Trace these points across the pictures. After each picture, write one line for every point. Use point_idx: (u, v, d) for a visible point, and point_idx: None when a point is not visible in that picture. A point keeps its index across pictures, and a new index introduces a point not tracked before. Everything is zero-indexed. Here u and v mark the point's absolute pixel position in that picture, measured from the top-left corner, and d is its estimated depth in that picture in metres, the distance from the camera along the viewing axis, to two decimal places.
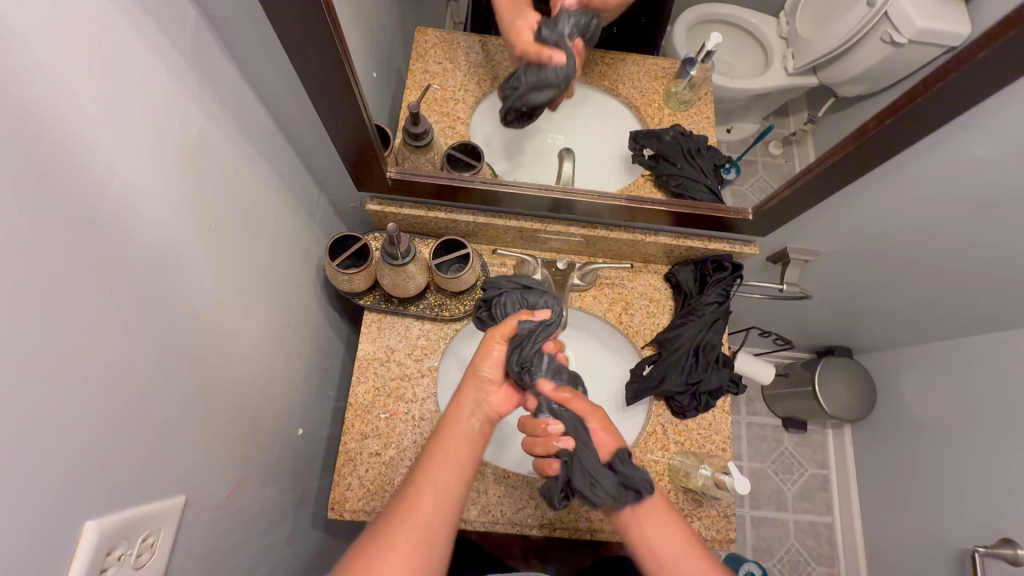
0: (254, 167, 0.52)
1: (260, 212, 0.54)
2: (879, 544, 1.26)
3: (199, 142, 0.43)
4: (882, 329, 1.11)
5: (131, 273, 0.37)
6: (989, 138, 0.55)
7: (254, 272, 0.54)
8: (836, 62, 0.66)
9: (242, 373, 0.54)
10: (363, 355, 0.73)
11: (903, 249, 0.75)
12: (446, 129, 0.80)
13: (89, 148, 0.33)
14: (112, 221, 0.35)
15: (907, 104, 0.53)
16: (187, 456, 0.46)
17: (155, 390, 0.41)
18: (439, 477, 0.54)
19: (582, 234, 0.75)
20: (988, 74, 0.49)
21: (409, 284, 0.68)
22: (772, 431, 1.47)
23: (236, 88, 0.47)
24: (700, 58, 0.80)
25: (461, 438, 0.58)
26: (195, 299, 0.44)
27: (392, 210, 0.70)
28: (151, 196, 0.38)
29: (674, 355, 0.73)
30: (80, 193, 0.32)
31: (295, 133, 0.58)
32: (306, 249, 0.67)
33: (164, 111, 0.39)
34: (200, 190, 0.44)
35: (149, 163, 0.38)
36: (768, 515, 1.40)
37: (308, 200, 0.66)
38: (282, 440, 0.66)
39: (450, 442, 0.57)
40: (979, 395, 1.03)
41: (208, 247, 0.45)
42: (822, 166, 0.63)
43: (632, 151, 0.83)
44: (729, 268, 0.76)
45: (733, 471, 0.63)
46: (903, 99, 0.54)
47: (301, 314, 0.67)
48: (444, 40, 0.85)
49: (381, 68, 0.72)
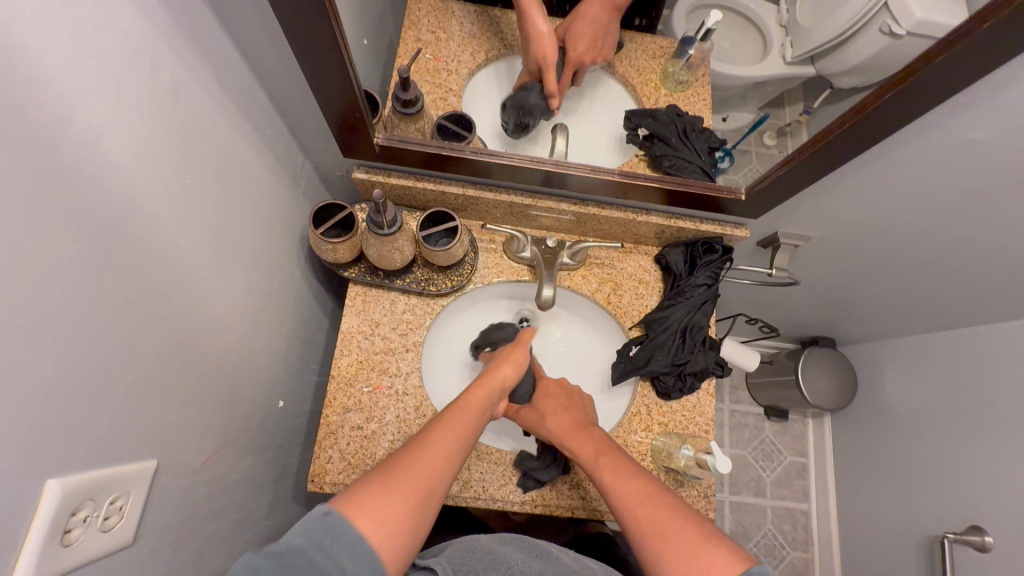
0: (233, 123, 0.50)
1: (239, 171, 0.52)
2: (852, 530, 1.29)
3: (173, 89, 0.41)
4: (864, 320, 1.12)
5: (96, 224, 0.36)
6: (983, 123, 0.54)
7: (233, 234, 0.52)
8: (835, 51, 0.64)
9: (219, 339, 0.52)
10: (347, 328, 0.72)
11: (891, 239, 0.75)
12: (438, 100, 0.78)
13: (46, 85, 0.31)
14: (77, 165, 0.33)
15: (909, 77, 0.52)
16: (157, 421, 0.44)
17: (122, 347, 0.39)
18: (456, 439, 0.53)
19: (573, 211, 0.74)
20: (984, 57, 0.48)
21: (395, 256, 0.66)
22: (754, 419, 1.49)
23: (213, 39, 0.45)
24: (699, 37, 0.77)
25: (481, 411, 0.59)
26: (167, 254, 0.43)
27: (379, 180, 0.69)
28: (120, 142, 0.36)
29: (661, 337, 0.73)
30: (40, 129, 0.31)
31: (278, 92, 0.55)
32: (289, 216, 0.65)
33: (133, 53, 0.36)
34: (174, 141, 0.42)
35: (118, 107, 0.36)
36: (747, 500, 1.43)
37: (291, 164, 0.64)
38: (262, 411, 0.64)
39: (470, 411, 0.58)
40: (953, 388, 1.05)
41: (183, 204, 0.44)
42: (826, 137, 0.61)
43: (627, 130, 0.81)
44: (719, 250, 0.75)
45: (714, 450, 0.63)
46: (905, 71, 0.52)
47: (283, 283, 0.66)
48: (437, 9, 0.82)
49: (372, 34, 0.70)
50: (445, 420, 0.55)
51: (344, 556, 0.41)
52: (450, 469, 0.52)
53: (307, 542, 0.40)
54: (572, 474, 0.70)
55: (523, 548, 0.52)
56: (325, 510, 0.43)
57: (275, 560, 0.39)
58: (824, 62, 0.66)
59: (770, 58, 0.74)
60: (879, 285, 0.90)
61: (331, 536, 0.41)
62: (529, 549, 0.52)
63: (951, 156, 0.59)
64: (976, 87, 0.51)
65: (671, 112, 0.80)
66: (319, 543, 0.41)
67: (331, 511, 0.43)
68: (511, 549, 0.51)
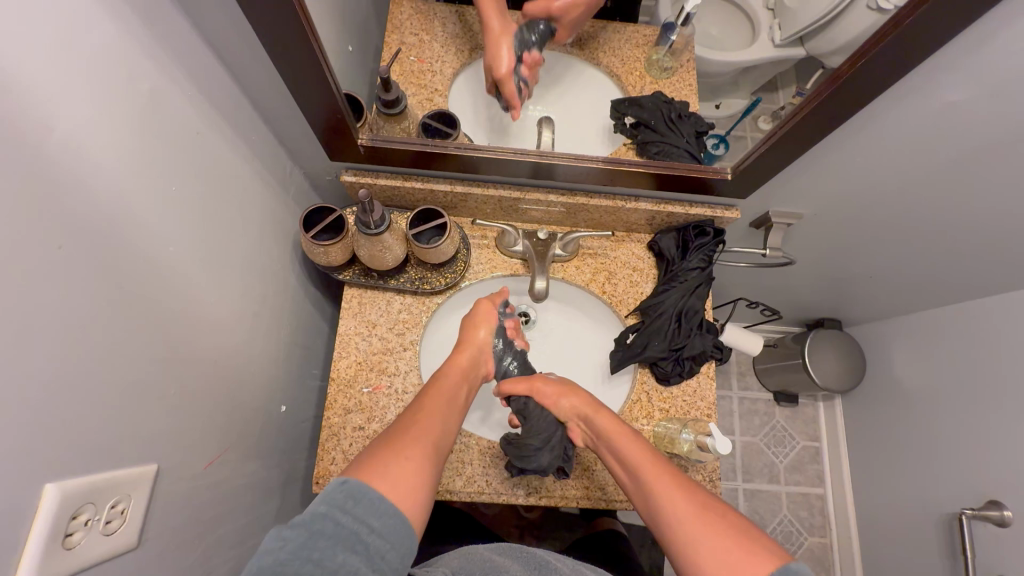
0: (217, 130, 0.50)
1: (224, 179, 0.52)
2: (870, 512, 1.27)
3: (154, 98, 0.41)
4: (867, 297, 1.11)
5: (80, 229, 0.36)
6: (960, 84, 0.54)
7: (222, 241, 0.53)
8: (828, 28, 0.60)
9: (215, 346, 0.53)
10: (345, 331, 0.72)
11: (884, 212, 0.75)
12: (423, 101, 0.79)
13: (24, 93, 0.31)
14: (59, 175, 0.34)
15: (876, 45, 0.51)
16: (155, 427, 0.45)
17: (114, 353, 0.40)
18: (450, 402, 0.60)
19: (562, 202, 0.74)
20: (961, 21, 0.47)
21: (387, 255, 0.67)
22: (764, 405, 1.48)
23: (194, 49, 0.45)
24: (679, 22, 0.78)
25: (461, 374, 0.64)
26: (156, 262, 0.44)
27: (368, 181, 0.70)
28: (101, 151, 0.37)
29: (656, 322, 0.73)
30: (22, 139, 0.31)
31: (262, 100, 0.56)
32: (280, 222, 0.65)
33: (112, 64, 0.37)
34: (157, 149, 0.42)
35: (98, 116, 0.37)
36: (761, 488, 1.41)
37: (280, 171, 0.64)
38: (264, 416, 0.65)
39: (450, 380, 0.63)
40: (962, 362, 1.04)
41: (169, 211, 0.45)
42: (800, 114, 0.60)
43: (614, 121, 0.83)
44: (711, 233, 0.75)
45: (713, 432, 0.62)
46: (873, 39, 0.51)
47: (278, 288, 0.66)
48: (419, 11, 0.83)
49: (356, 40, 0.71)
50: (436, 387, 0.61)
51: (370, 517, 0.43)
52: (440, 434, 0.55)
53: (331, 508, 0.43)
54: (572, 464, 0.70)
55: (521, 560, 0.53)
56: (343, 479, 0.45)
57: (303, 528, 0.41)
58: (813, 43, 0.64)
59: (759, 42, 0.71)
60: (878, 260, 0.90)
61: (355, 501, 0.43)
62: (528, 562, 0.52)
63: (935, 124, 0.59)
64: (950, 49, 0.51)
65: (657, 98, 0.81)
66: (344, 510, 0.43)
67: (348, 480, 0.45)
68: (514, 565, 0.51)
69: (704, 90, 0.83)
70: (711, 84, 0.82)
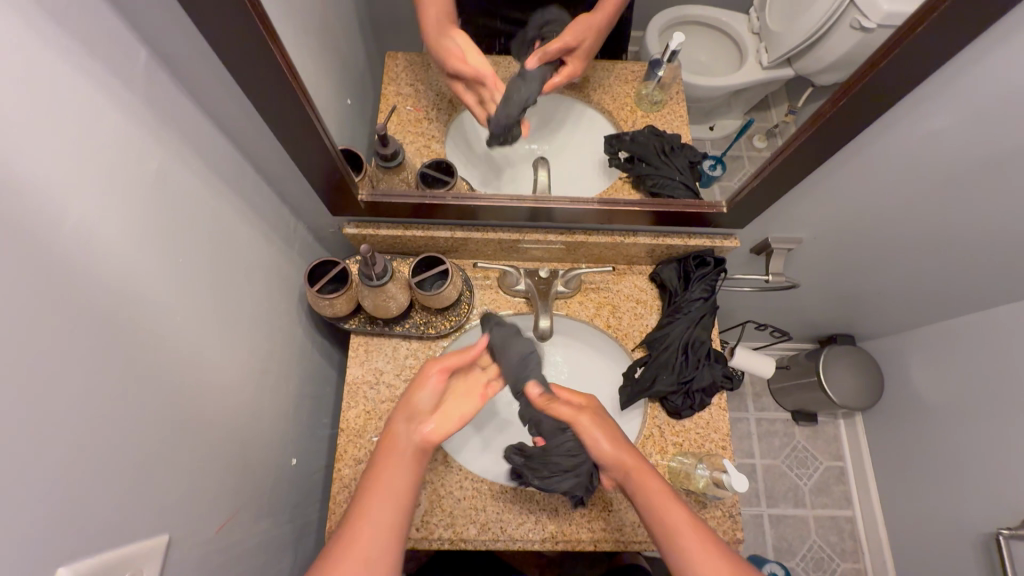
0: (223, 200, 0.52)
1: (230, 243, 0.54)
2: (904, 534, 1.22)
3: (160, 178, 0.43)
4: (877, 313, 1.10)
5: (95, 310, 0.38)
6: (944, 113, 0.55)
7: (229, 304, 0.54)
8: (809, 51, 0.63)
9: (224, 407, 0.54)
10: (352, 380, 0.73)
11: (882, 233, 0.75)
12: (421, 148, 0.82)
13: (41, 191, 0.33)
14: (73, 264, 0.36)
15: (863, 77, 0.51)
16: (165, 498, 0.45)
17: (126, 430, 0.41)
18: (391, 496, 0.52)
19: (562, 240, 0.75)
20: (933, 56, 0.48)
21: (391, 304, 0.68)
22: (782, 426, 1.44)
23: (199, 128, 0.47)
24: (666, 59, 0.80)
25: (407, 450, 0.56)
26: (165, 335, 0.45)
27: (370, 232, 0.71)
28: (110, 235, 0.38)
29: (663, 356, 0.72)
30: (36, 237, 0.33)
31: (265, 166, 0.58)
32: (286, 278, 0.67)
33: (121, 152, 0.39)
34: (164, 225, 0.44)
35: (108, 202, 0.38)
36: (788, 512, 1.36)
37: (284, 228, 0.66)
38: (274, 471, 0.65)
39: (390, 465, 0.54)
40: (983, 373, 1.02)
41: (178, 279, 0.46)
42: (797, 140, 0.60)
43: (608, 155, 0.85)
44: (712, 263, 0.75)
45: (729, 468, 0.61)
46: (861, 71, 0.51)
47: (286, 343, 0.67)
48: (414, 62, 0.85)
49: (353, 98, 0.74)
50: (377, 477, 0.54)
51: None
52: (371, 546, 0.49)
53: None
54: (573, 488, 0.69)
55: None
56: None
57: None
58: (800, 63, 0.66)
59: (746, 66, 0.74)
60: (885, 277, 0.89)
61: None
62: None
63: (923, 148, 0.59)
64: (929, 83, 0.52)
65: (649, 133, 0.83)
66: None
67: None
68: None
69: (696, 113, 0.86)
70: (703, 107, 0.85)
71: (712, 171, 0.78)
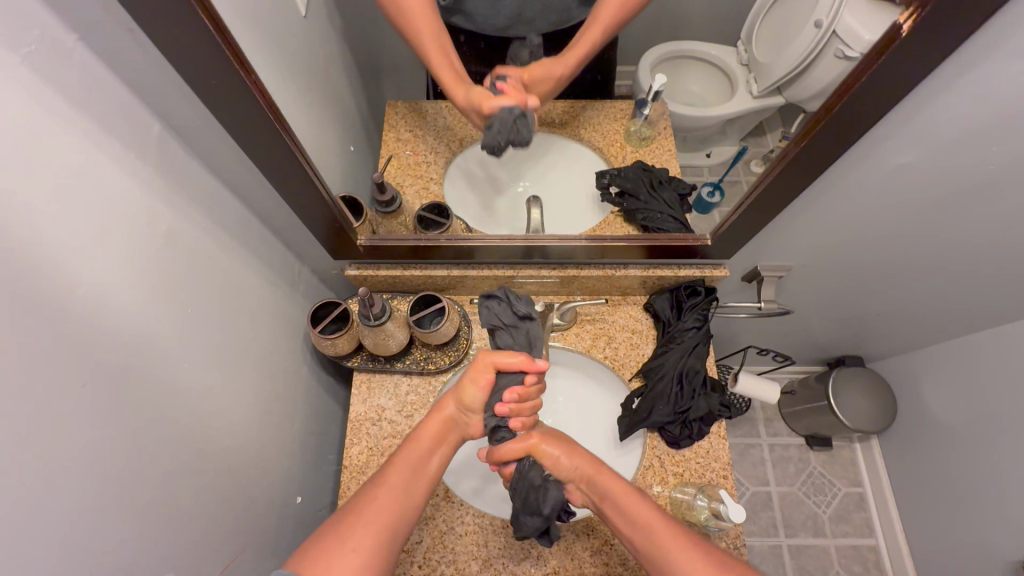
0: (229, 251, 0.56)
1: (236, 291, 0.57)
2: (931, 563, 1.17)
3: (170, 236, 0.47)
4: (883, 332, 1.09)
5: (103, 364, 0.40)
6: (915, 142, 0.57)
7: (235, 347, 0.57)
8: (797, 80, 0.63)
9: (228, 448, 0.56)
10: (355, 417, 0.75)
11: (875, 254, 0.76)
12: (420, 190, 0.86)
13: (62, 254, 0.37)
14: (86, 318, 0.39)
15: (837, 102, 0.53)
16: (168, 540, 0.47)
17: (132, 473, 0.43)
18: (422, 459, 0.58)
19: (555, 275, 0.78)
20: (888, 94, 0.51)
21: (391, 341, 0.70)
22: (796, 451, 1.41)
23: (208, 188, 0.51)
24: (650, 98, 0.84)
25: (447, 421, 0.61)
26: (172, 380, 0.47)
27: (371, 273, 0.75)
28: (121, 289, 0.42)
29: (659, 385, 0.74)
30: (53, 296, 0.36)
31: (269, 217, 0.62)
32: (291, 319, 0.70)
33: (134, 214, 0.43)
34: (173, 278, 0.47)
35: (121, 259, 0.42)
36: (807, 542, 1.31)
37: (289, 272, 0.69)
38: (279, 509, 0.66)
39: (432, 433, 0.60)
40: (998, 390, 1.00)
41: (184, 327, 0.49)
42: (766, 179, 0.64)
43: (599, 189, 0.89)
44: (703, 291, 0.78)
45: (726, 499, 0.62)
46: (834, 97, 0.53)
47: (290, 382, 0.70)
48: (412, 109, 0.89)
49: (353, 148, 0.79)
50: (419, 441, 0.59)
51: None
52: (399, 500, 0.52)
53: None
54: (575, 521, 0.69)
55: None
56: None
57: None
58: (789, 92, 0.65)
59: (738, 95, 0.75)
60: (885, 297, 0.89)
61: None
62: None
63: (898, 174, 0.61)
64: (889, 117, 0.54)
65: (638, 168, 0.87)
66: None
67: None
68: None
69: (692, 141, 0.86)
70: (700, 135, 0.84)
71: (710, 198, 0.79)
